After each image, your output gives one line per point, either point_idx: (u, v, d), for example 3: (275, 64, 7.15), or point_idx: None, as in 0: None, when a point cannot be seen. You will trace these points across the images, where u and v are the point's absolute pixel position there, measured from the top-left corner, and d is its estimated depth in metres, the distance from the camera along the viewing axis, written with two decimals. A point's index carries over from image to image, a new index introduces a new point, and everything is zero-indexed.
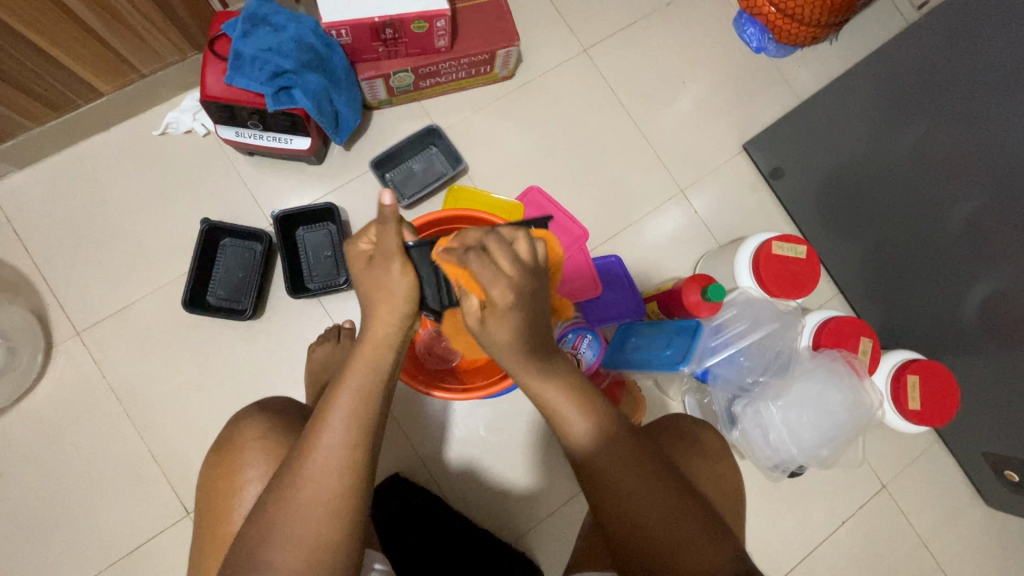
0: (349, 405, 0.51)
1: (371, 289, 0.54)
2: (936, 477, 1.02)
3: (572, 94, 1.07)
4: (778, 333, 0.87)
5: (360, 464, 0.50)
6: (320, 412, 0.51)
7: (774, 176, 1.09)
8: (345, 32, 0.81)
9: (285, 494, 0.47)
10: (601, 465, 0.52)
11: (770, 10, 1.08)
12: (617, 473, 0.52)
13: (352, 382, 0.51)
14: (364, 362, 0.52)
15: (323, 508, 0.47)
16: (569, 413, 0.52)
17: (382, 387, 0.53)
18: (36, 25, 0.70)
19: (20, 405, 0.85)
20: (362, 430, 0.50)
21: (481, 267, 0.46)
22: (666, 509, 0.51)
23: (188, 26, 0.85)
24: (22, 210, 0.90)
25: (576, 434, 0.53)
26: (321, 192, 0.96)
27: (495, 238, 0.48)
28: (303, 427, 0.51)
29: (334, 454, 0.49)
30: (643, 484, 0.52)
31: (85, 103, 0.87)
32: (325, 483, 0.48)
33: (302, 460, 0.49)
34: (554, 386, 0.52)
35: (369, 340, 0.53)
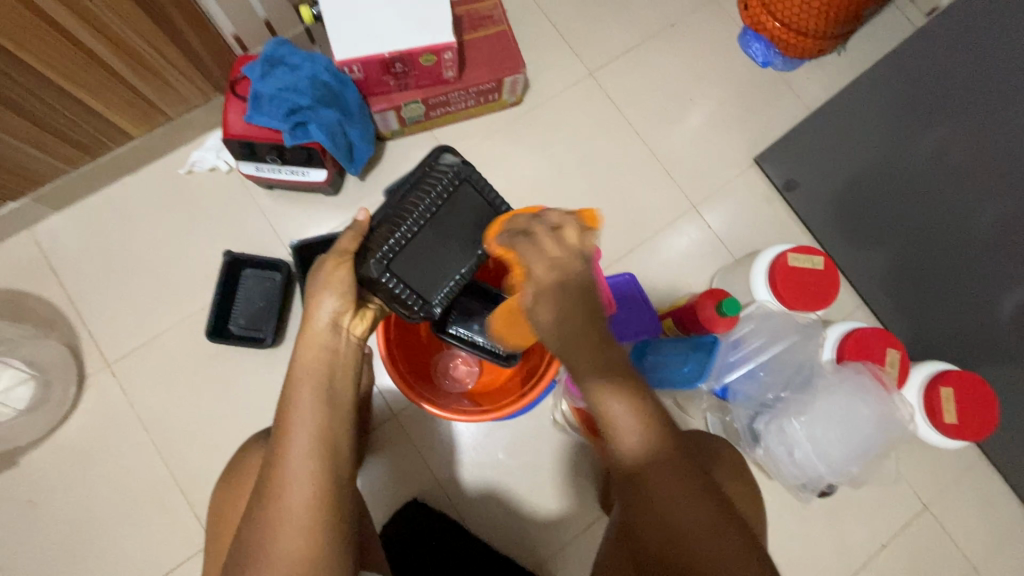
0: (304, 408, 0.53)
1: (316, 283, 0.60)
2: (983, 496, 0.96)
3: (580, 116, 1.09)
4: (799, 346, 0.83)
5: (332, 467, 0.51)
6: (280, 429, 0.53)
7: (789, 188, 1.08)
8: (357, 68, 0.84)
9: (264, 507, 0.48)
10: (649, 472, 0.49)
11: (775, 25, 1.09)
12: (655, 489, 0.49)
13: (305, 382, 0.55)
14: (313, 361, 0.57)
15: (301, 514, 0.48)
16: (623, 422, 0.49)
17: (337, 383, 0.57)
18: (72, 77, 0.75)
19: (55, 436, 0.89)
20: (324, 442, 0.52)
21: (524, 248, 0.52)
22: (692, 513, 0.48)
23: (211, 71, 0.90)
24: (58, 249, 0.94)
25: (628, 440, 0.49)
26: (339, 221, 0.99)
27: (542, 225, 0.53)
28: (269, 438, 0.53)
29: (305, 460, 0.50)
30: (684, 496, 0.49)
31: (117, 146, 0.92)
32: (299, 487, 0.49)
33: (276, 471, 0.50)
34: (608, 393, 0.49)
35: (313, 339, 0.58)
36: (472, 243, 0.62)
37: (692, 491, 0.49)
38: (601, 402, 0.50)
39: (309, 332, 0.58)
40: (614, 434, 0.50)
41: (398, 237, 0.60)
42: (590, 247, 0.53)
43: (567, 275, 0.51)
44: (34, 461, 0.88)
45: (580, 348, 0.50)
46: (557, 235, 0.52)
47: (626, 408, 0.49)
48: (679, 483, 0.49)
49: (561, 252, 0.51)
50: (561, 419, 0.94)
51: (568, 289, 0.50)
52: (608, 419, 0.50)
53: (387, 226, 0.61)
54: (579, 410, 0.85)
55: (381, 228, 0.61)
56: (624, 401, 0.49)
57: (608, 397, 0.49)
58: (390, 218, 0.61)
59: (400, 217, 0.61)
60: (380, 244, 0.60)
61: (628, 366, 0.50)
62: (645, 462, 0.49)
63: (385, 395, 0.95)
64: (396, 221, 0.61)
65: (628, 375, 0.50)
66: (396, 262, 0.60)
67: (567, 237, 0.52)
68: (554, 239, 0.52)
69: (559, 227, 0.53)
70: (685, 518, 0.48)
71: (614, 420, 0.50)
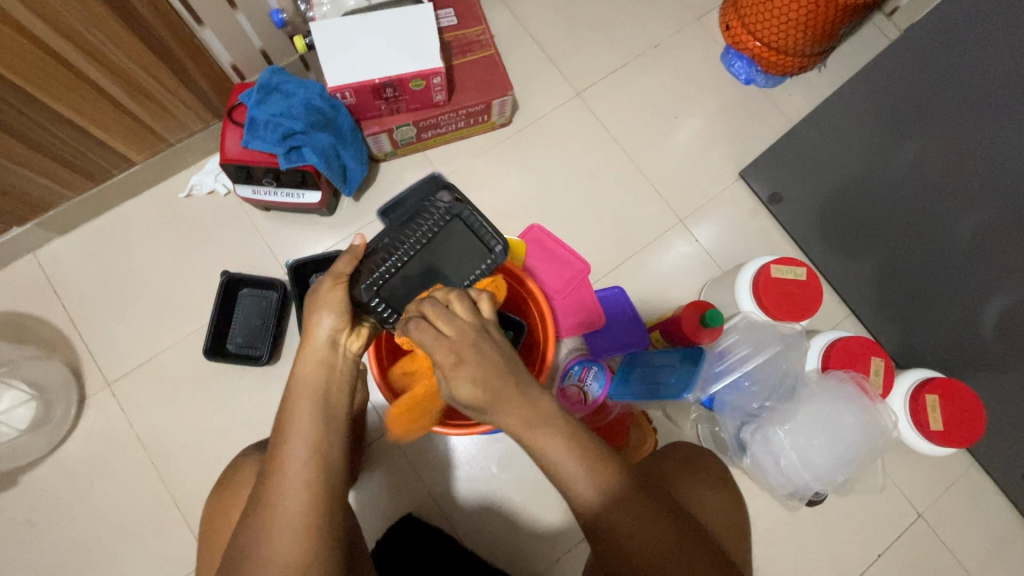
0: (302, 419, 0.55)
1: (313, 300, 0.61)
2: (977, 503, 0.97)
3: (568, 134, 1.12)
4: (783, 356, 0.85)
5: (325, 476, 0.53)
6: (277, 439, 0.54)
7: (773, 202, 1.10)
8: (349, 94, 0.86)
9: (260, 515, 0.50)
10: (609, 513, 0.50)
11: (755, 45, 1.12)
12: (613, 527, 0.50)
13: (302, 396, 0.57)
14: (311, 377, 0.58)
15: (294, 523, 0.49)
16: (572, 474, 0.50)
17: (334, 399, 0.58)
18: (76, 107, 0.79)
19: (55, 455, 0.90)
20: (319, 451, 0.54)
21: (419, 335, 0.50)
22: (658, 553, 0.50)
23: (210, 99, 0.93)
24: (62, 272, 0.97)
25: (581, 493, 0.50)
26: (334, 240, 1.02)
27: (430, 305, 0.51)
28: (267, 449, 0.54)
29: (300, 470, 0.52)
30: (639, 525, 0.50)
31: (120, 172, 0.95)
32: (295, 496, 0.50)
33: (272, 480, 0.52)
34: (550, 450, 0.50)
35: (311, 355, 0.59)
36: (462, 272, 0.65)
37: (659, 529, 0.50)
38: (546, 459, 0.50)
39: (308, 348, 0.59)
40: (566, 489, 0.50)
41: (390, 266, 0.64)
42: (483, 314, 0.53)
43: (470, 348, 0.49)
44: (35, 481, 0.89)
45: (511, 411, 0.49)
46: (446, 311, 0.51)
47: (569, 463, 0.50)
48: (643, 523, 0.50)
49: (456, 326, 0.50)
50: None
51: (477, 359, 0.49)
52: (562, 476, 0.50)
53: (382, 253, 0.64)
54: None
55: (376, 255, 0.64)
56: (564, 457, 0.49)
57: (553, 454, 0.50)
58: (385, 247, 0.65)
59: (394, 246, 0.65)
60: (374, 269, 0.63)
61: (561, 421, 0.51)
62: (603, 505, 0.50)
63: (379, 410, 0.96)
64: (389, 251, 0.64)
65: (563, 429, 0.50)
66: (387, 287, 0.63)
67: (457, 312, 0.51)
68: (444, 314, 0.50)
69: (447, 303, 0.52)
70: (651, 554, 0.50)
71: (564, 476, 0.50)
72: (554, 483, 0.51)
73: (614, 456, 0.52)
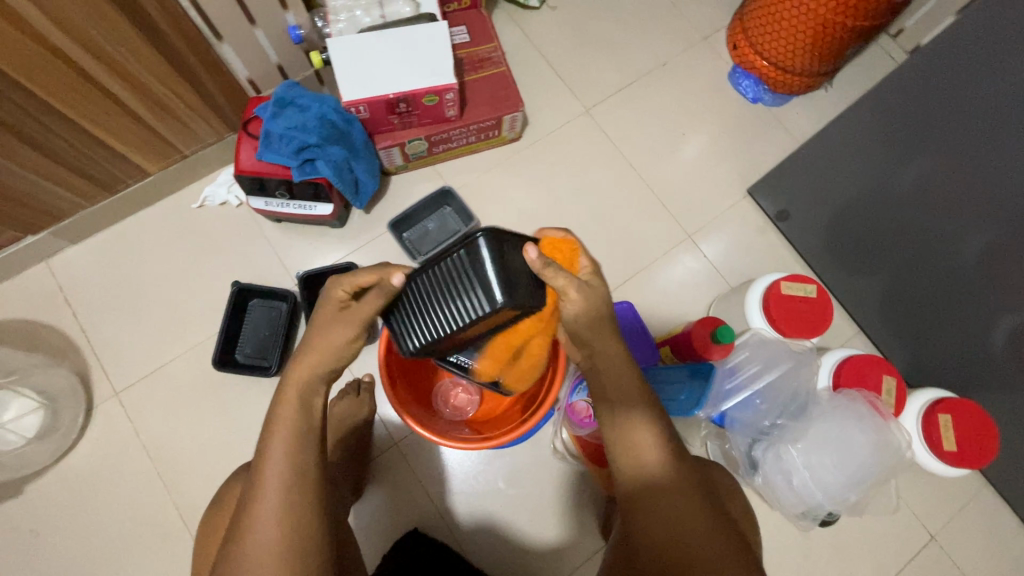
0: (281, 447, 0.53)
1: (321, 336, 0.59)
2: (990, 525, 0.95)
3: (577, 150, 1.13)
4: (794, 373, 0.84)
5: (301, 501, 0.51)
6: (258, 464, 0.53)
7: (782, 219, 1.11)
8: (363, 108, 0.88)
9: (239, 537, 0.49)
10: (664, 484, 0.53)
11: (763, 64, 1.14)
12: (661, 500, 0.52)
13: (279, 427, 0.54)
14: (289, 403, 0.56)
15: (269, 549, 0.48)
16: (644, 439, 0.55)
17: (314, 424, 0.56)
18: (94, 118, 0.80)
19: (61, 464, 0.90)
20: (295, 477, 0.52)
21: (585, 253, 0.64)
22: (698, 533, 0.50)
23: (226, 111, 0.95)
24: (73, 280, 0.98)
25: (649, 458, 0.54)
26: (343, 252, 1.02)
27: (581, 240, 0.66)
28: (247, 474, 0.53)
29: (276, 497, 0.50)
30: (686, 505, 0.52)
31: (134, 182, 0.96)
32: (269, 526, 0.49)
33: (251, 506, 0.50)
34: (636, 411, 0.57)
35: (295, 381, 0.57)
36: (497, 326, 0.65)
37: (700, 507, 0.52)
38: (624, 414, 0.57)
39: (294, 373, 0.58)
40: (638, 451, 0.55)
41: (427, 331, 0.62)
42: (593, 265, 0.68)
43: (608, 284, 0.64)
44: (39, 490, 0.88)
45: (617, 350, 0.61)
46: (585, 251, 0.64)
47: (649, 428, 0.56)
48: (685, 500, 0.52)
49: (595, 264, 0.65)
50: (561, 448, 0.94)
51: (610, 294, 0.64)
52: (629, 435, 0.56)
53: (419, 312, 0.62)
54: (579, 438, 0.86)
55: (412, 309, 0.62)
56: (639, 409, 0.57)
57: (637, 417, 0.56)
58: (422, 305, 0.61)
59: (430, 309, 0.61)
60: (415, 327, 0.62)
61: (649, 395, 0.58)
62: (662, 477, 0.54)
63: (386, 423, 0.96)
64: (425, 312, 0.61)
65: (650, 400, 0.58)
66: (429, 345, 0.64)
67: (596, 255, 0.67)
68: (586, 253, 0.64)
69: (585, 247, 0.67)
70: (690, 534, 0.50)
71: (633, 432, 0.56)
72: (622, 444, 0.56)
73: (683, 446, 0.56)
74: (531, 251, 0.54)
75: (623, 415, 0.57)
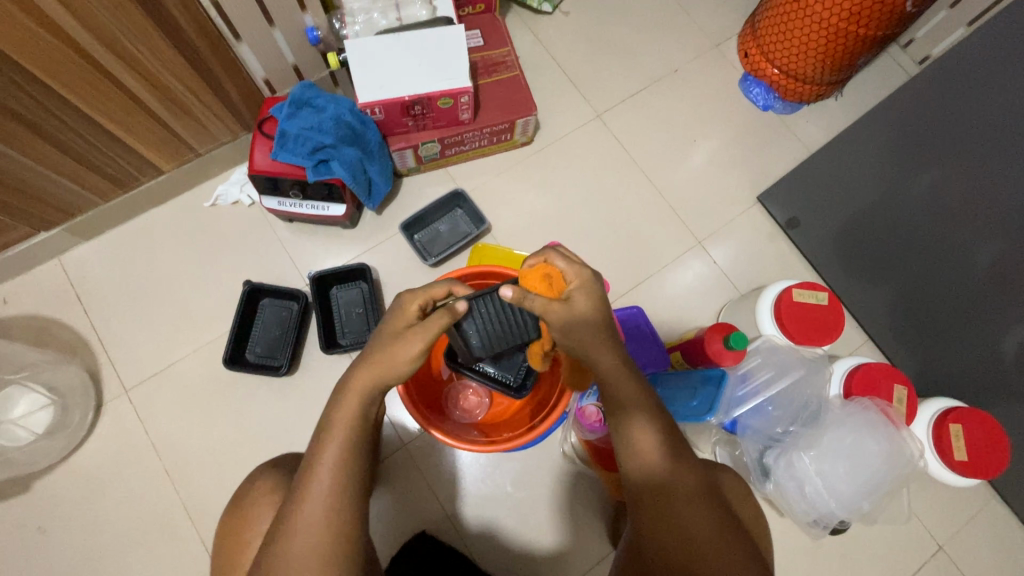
0: (334, 450, 0.54)
1: (390, 347, 0.58)
2: (998, 536, 0.95)
3: (588, 155, 1.13)
4: (807, 380, 0.84)
5: (345, 504, 0.52)
6: (309, 463, 0.54)
7: (791, 227, 1.11)
8: (379, 110, 0.88)
9: (283, 538, 0.50)
10: (673, 486, 0.54)
11: (774, 72, 1.15)
12: (674, 501, 0.53)
13: (333, 432, 0.55)
14: (346, 411, 0.56)
15: (312, 552, 0.49)
16: (648, 442, 0.56)
17: (367, 432, 0.56)
18: (112, 115, 0.80)
19: (70, 460, 0.90)
20: (346, 480, 0.53)
21: (570, 265, 0.61)
22: (713, 535, 0.51)
23: (241, 111, 0.95)
24: (84, 277, 0.98)
25: (655, 460, 0.55)
26: (354, 253, 1.02)
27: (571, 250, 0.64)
28: (296, 475, 0.54)
29: (321, 501, 0.51)
30: (698, 509, 0.53)
31: (148, 180, 0.97)
32: (314, 526, 0.50)
33: (297, 504, 0.51)
34: (641, 417, 0.57)
35: (354, 392, 0.57)
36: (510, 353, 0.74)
37: (715, 513, 0.53)
38: (624, 415, 0.57)
39: (354, 385, 0.57)
40: (642, 454, 0.56)
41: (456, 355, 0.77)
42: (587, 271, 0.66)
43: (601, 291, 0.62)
44: (48, 487, 0.88)
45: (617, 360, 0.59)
46: (566, 256, 0.62)
47: (654, 432, 0.56)
48: (696, 503, 0.53)
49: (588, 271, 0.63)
50: (570, 451, 0.95)
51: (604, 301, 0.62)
52: (631, 437, 0.56)
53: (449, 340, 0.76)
54: (588, 442, 0.85)
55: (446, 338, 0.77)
56: (644, 415, 0.57)
57: (643, 421, 0.57)
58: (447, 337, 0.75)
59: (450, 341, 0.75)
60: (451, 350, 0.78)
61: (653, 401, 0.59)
62: (671, 478, 0.54)
63: (395, 424, 0.96)
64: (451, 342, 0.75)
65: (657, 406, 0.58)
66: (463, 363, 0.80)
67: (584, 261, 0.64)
68: (565, 259, 0.62)
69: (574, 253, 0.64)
70: (704, 533, 0.51)
71: (637, 434, 0.56)
72: (627, 447, 0.57)
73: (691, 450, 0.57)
74: (506, 291, 0.61)
75: (623, 417, 0.58)
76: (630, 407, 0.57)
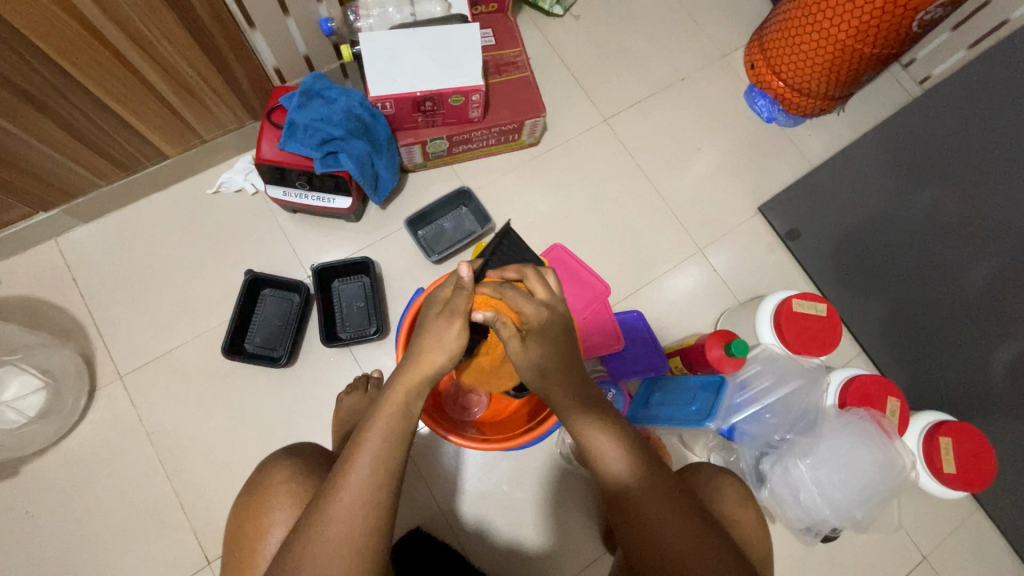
0: (375, 445, 0.54)
1: (429, 333, 0.57)
2: (981, 549, 0.97)
3: (593, 158, 1.14)
4: (804, 389, 0.86)
5: (379, 502, 0.52)
6: (348, 453, 0.54)
7: (792, 238, 1.10)
8: (389, 104, 0.88)
9: (315, 527, 0.50)
10: (633, 490, 0.55)
11: (780, 85, 1.16)
12: (638, 505, 0.54)
13: (377, 425, 0.55)
14: (393, 405, 0.56)
15: (344, 544, 0.50)
16: (604, 447, 0.56)
17: (411, 426, 0.56)
18: (119, 96, 0.79)
19: (60, 446, 0.88)
20: (385, 477, 0.53)
21: (514, 293, 0.55)
22: (678, 535, 0.53)
23: (250, 99, 0.94)
24: (82, 260, 0.96)
25: (613, 466, 0.56)
26: (357, 246, 1.02)
27: (532, 271, 0.60)
28: (334, 463, 0.54)
29: (358, 493, 0.51)
30: (662, 511, 0.54)
31: (151, 164, 0.95)
32: (350, 520, 0.51)
33: (332, 495, 0.52)
34: (596, 425, 0.56)
35: (402, 386, 0.56)
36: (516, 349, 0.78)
37: (682, 512, 0.54)
38: (576, 422, 0.57)
39: (403, 378, 0.57)
40: (601, 463, 0.56)
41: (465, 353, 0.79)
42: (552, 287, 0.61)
43: (553, 317, 0.57)
44: (37, 471, 0.87)
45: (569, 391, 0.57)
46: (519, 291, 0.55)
47: (609, 440, 0.56)
48: (658, 506, 0.54)
49: (546, 297, 0.58)
50: (566, 452, 0.95)
51: (553, 332, 0.56)
52: (590, 441, 0.56)
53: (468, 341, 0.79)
54: None
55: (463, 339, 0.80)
56: (598, 423, 0.56)
57: (596, 428, 0.56)
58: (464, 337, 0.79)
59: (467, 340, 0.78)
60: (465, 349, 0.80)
61: (607, 406, 0.58)
62: (630, 483, 0.55)
63: None
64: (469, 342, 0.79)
65: (609, 413, 0.58)
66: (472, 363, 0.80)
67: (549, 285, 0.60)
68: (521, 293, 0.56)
69: (541, 275, 0.60)
70: (669, 537, 0.53)
71: (592, 442, 0.56)
72: (587, 454, 0.57)
73: (646, 447, 0.57)
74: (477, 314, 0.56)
75: (578, 424, 0.57)
76: (578, 414, 0.56)
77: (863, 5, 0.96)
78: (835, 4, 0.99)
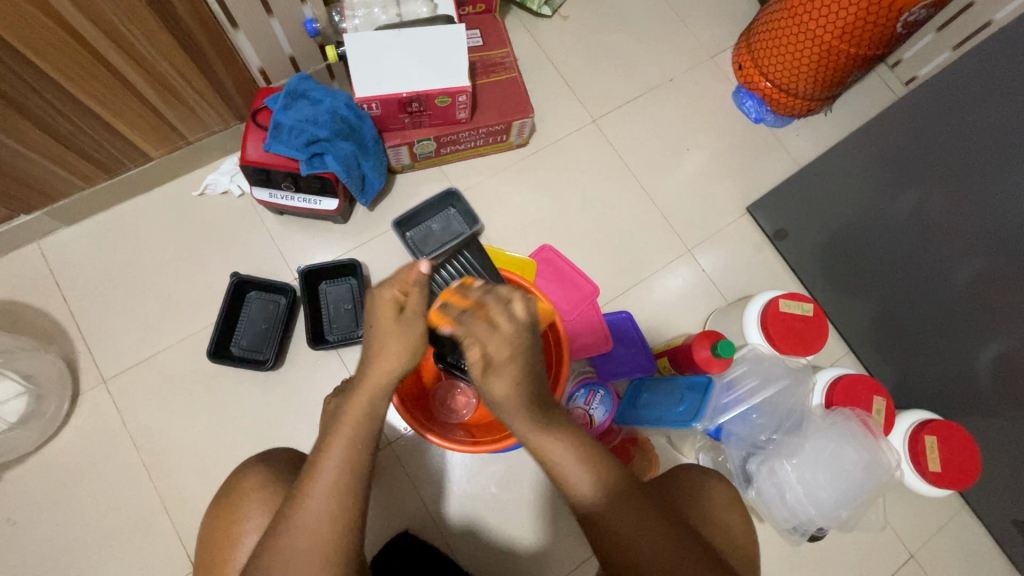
0: (339, 450, 0.54)
1: (376, 324, 0.59)
2: (967, 547, 0.98)
3: (582, 159, 1.14)
4: (791, 389, 0.86)
5: (346, 504, 0.52)
6: (313, 462, 0.54)
7: (779, 237, 1.13)
8: (375, 105, 0.87)
9: (281, 535, 0.50)
10: (605, 507, 0.55)
11: (767, 86, 1.17)
12: (615, 521, 0.54)
13: (343, 429, 0.55)
14: (355, 410, 0.57)
15: (314, 550, 0.50)
16: (571, 467, 0.56)
17: (376, 428, 0.57)
18: (99, 98, 0.78)
19: (42, 451, 0.87)
20: (350, 481, 0.53)
21: (478, 325, 0.56)
22: (653, 545, 0.53)
23: (234, 100, 0.94)
24: (65, 264, 0.95)
25: (581, 488, 0.56)
26: (344, 248, 1.02)
27: (493, 297, 0.59)
28: (298, 472, 0.54)
29: (325, 499, 0.52)
30: (639, 521, 0.54)
31: (135, 166, 0.94)
32: (318, 525, 0.51)
33: (299, 502, 0.52)
34: (563, 448, 0.57)
35: (365, 390, 0.57)
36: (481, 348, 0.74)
37: (657, 524, 0.54)
38: (543, 447, 0.58)
39: (364, 383, 0.57)
40: (571, 487, 0.56)
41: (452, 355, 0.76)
42: (521, 314, 0.59)
43: (517, 348, 0.57)
44: (18, 478, 0.86)
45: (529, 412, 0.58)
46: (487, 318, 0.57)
47: (574, 463, 0.56)
48: (635, 516, 0.54)
49: (511, 327, 0.57)
50: None
51: (518, 357, 0.57)
52: (555, 464, 0.57)
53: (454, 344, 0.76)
54: None
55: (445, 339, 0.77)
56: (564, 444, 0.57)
57: (560, 450, 0.57)
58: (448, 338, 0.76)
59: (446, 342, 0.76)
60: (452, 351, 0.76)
61: (574, 430, 0.59)
62: (600, 502, 0.55)
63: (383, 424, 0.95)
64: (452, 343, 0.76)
65: (572, 436, 0.58)
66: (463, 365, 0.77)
67: (518, 311, 0.58)
68: (487, 326, 0.56)
69: (505, 301, 0.59)
70: (648, 548, 0.52)
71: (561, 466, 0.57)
72: (553, 475, 0.58)
73: (616, 466, 0.57)
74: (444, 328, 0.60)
75: (545, 449, 0.58)
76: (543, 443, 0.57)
77: (848, 6, 0.96)
78: (821, 6, 1.00)
